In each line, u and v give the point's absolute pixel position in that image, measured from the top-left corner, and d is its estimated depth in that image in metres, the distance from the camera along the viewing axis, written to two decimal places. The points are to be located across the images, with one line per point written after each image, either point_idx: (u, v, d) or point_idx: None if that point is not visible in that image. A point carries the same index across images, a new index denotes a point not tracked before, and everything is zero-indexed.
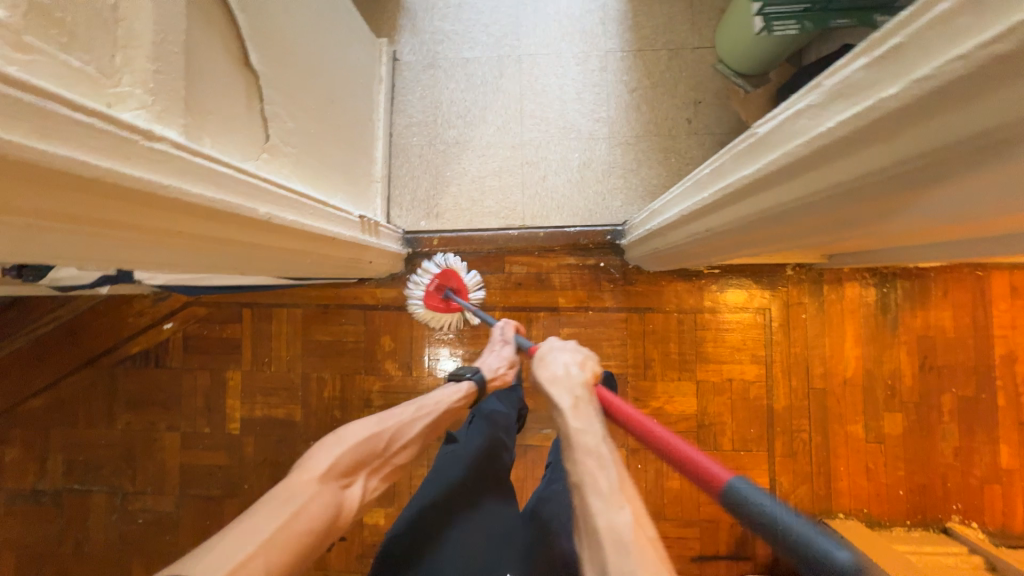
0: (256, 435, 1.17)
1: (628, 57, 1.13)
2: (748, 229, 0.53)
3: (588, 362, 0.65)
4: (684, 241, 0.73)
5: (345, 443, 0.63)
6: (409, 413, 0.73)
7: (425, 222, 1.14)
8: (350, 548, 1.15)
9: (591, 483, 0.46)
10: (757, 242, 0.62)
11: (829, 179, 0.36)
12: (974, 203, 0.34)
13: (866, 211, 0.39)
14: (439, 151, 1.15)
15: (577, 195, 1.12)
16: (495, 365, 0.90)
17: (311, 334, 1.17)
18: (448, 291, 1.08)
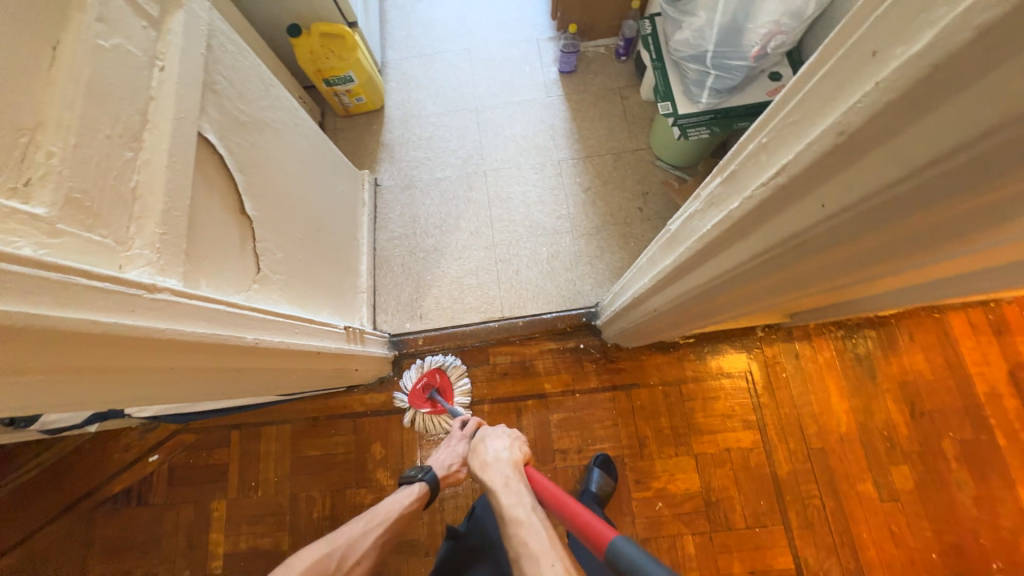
0: (239, 572, 1.08)
1: (579, 163, 1.30)
2: (687, 305, 0.60)
3: (516, 445, 0.80)
4: (644, 318, 0.79)
5: (297, 569, 0.70)
6: (359, 524, 0.79)
7: (409, 324, 1.21)
8: None
9: (529, 554, 0.59)
10: (704, 315, 0.68)
11: (724, 269, 0.43)
12: (845, 278, 0.42)
13: (774, 289, 0.46)
14: (419, 258, 1.25)
15: (550, 284, 1.21)
16: (446, 462, 0.94)
17: (301, 450, 1.15)
18: (432, 392, 1.11)
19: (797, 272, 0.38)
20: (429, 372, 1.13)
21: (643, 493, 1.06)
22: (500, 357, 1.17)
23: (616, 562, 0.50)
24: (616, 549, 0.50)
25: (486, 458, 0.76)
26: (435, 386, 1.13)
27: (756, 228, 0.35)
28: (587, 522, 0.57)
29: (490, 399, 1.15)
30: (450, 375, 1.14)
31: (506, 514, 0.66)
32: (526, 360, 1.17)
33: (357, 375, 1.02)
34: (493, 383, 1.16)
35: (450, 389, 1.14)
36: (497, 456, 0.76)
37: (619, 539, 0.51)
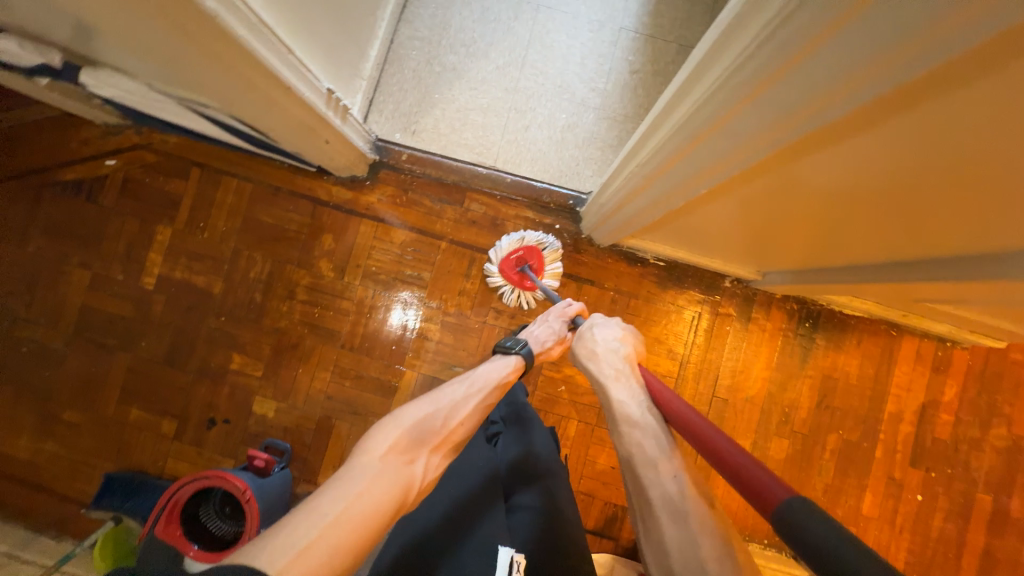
0: (168, 295, 1.13)
1: (640, 39, 1.15)
2: (671, 147, 0.64)
3: (627, 337, 0.80)
4: (623, 190, 0.87)
5: (404, 424, 0.65)
6: (460, 390, 0.75)
7: (399, 136, 1.14)
8: (231, 432, 1.11)
9: (642, 458, 0.62)
10: (674, 198, 0.71)
11: (700, 97, 0.55)
12: (747, 162, 0.52)
13: (711, 153, 0.56)
14: (434, 72, 1.14)
15: (553, 154, 1.14)
16: (542, 337, 0.90)
17: (255, 213, 1.14)
18: (526, 267, 1.09)
19: (729, 114, 0.50)
20: (534, 249, 1.09)
21: (552, 373, 1.12)
22: (475, 204, 1.14)
23: (789, 531, 0.40)
24: (791, 523, 0.40)
25: (593, 349, 0.78)
26: (531, 263, 1.10)
27: (736, 34, 0.47)
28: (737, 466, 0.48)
29: (450, 238, 1.14)
30: (543, 251, 1.10)
31: (618, 411, 0.68)
32: (499, 217, 1.14)
33: (328, 154, 0.97)
34: (459, 226, 1.14)
35: (542, 266, 1.10)
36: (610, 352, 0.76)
37: (794, 509, 0.40)
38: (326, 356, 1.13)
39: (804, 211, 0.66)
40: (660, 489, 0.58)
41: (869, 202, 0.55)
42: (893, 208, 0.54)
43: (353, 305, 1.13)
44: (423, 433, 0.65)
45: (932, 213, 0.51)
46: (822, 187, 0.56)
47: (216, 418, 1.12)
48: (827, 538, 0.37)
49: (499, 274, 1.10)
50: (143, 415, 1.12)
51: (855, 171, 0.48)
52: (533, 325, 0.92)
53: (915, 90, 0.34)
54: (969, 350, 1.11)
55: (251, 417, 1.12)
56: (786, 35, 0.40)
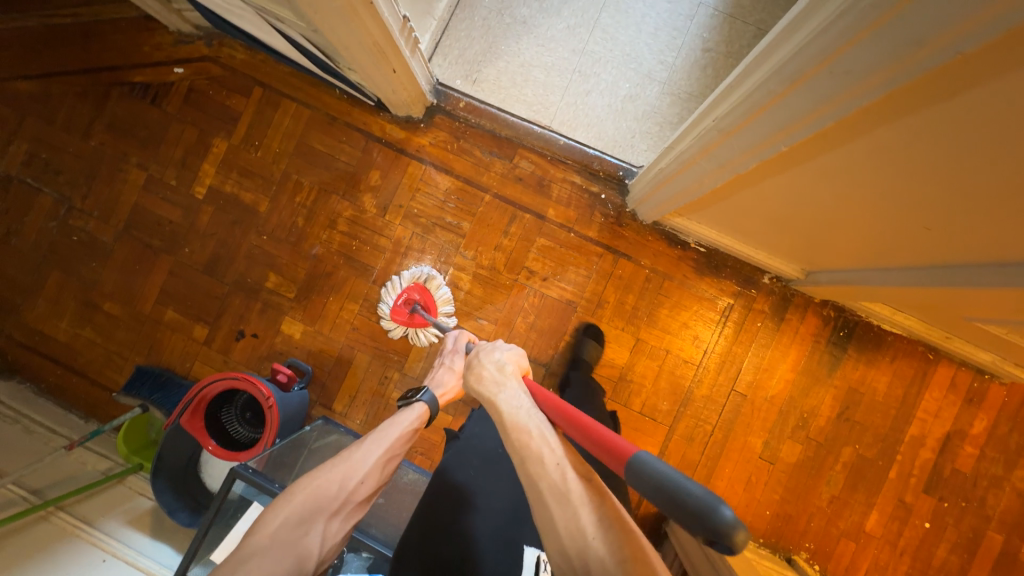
0: (216, 207, 1.17)
1: (718, 18, 1.12)
2: (769, 90, 0.60)
3: (516, 359, 0.73)
4: (666, 172, 0.92)
5: (293, 499, 0.66)
6: (365, 448, 0.73)
7: (460, 83, 1.13)
8: (257, 347, 1.15)
9: (535, 455, 0.57)
10: (756, 152, 0.67)
11: (762, 75, 0.61)
12: (798, 136, 0.59)
13: (763, 128, 0.63)
14: (504, 23, 1.13)
15: (610, 122, 1.12)
16: (443, 381, 0.85)
17: (308, 140, 1.16)
18: (414, 306, 1.10)
19: (787, 90, 0.57)
20: (414, 286, 1.11)
21: (574, 341, 1.12)
22: (523, 162, 1.14)
23: (642, 474, 0.46)
24: (643, 464, 0.47)
25: (483, 369, 0.67)
26: (417, 301, 1.11)
27: None
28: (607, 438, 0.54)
29: (494, 192, 1.14)
30: (433, 289, 1.11)
31: (506, 418, 0.61)
32: (546, 178, 1.13)
33: (392, 87, 0.97)
34: (505, 181, 1.14)
35: (431, 302, 1.11)
36: (500, 369, 0.67)
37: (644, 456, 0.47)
38: (357, 289, 1.15)
39: (839, 205, 0.71)
40: (544, 476, 0.55)
41: (907, 196, 0.60)
42: (928, 203, 0.59)
43: (389, 244, 1.15)
44: (314, 508, 0.66)
45: (964, 210, 0.56)
46: (865, 176, 0.61)
47: (245, 331, 1.15)
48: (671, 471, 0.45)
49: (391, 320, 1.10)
50: (177, 317, 1.17)
51: (898, 155, 0.54)
52: (431, 372, 0.88)
53: (954, 68, 0.41)
54: (1008, 386, 1.07)
55: (277, 335, 1.15)
56: (847, 15, 0.46)
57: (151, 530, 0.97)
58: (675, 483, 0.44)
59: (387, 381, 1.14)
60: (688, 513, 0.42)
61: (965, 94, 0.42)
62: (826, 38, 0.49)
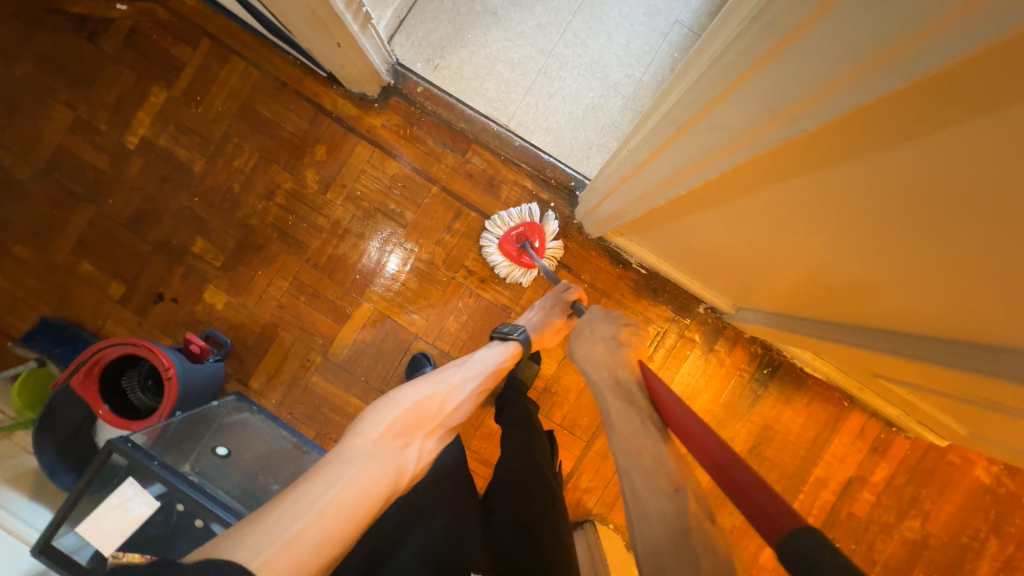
0: (147, 160, 1.10)
1: (691, 39, 1.10)
2: (674, 123, 0.59)
3: (629, 337, 0.73)
4: (605, 186, 0.91)
5: (401, 407, 0.68)
6: (456, 376, 0.77)
7: (420, 66, 1.09)
8: (175, 312, 1.10)
9: (638, 472, 0.54)
10: (670, 184, 0.67)
11: (686, 89, 0.57)
12: (726, 161, 0.53)
13: (693, 146, 0.57)
14: (474, 11, 1.08)
15: (569, 130, 1.10)
16: (537, 321, 0.92)
17: (254, 102, 1.10)
18: (528, 243, 1.06)
19: (712, 105, 0.51)
20: (535, 226, 1.06)
21: None
22: (476, 158, 1.11)
23: (797, 558, 0.37)
24: (801, 547, 0.37)
25: (592, 345, 0.72)
26: (532, 240, 1.07)
27: (735, 22, 0.46)
28: (749, 493, 0.44)
29: (442, 185, 1.11)
30: (546, 234, 1.07)
31: (614, 419, 0.62)
32: (497, 178, 1.11)
33: (338, 60, 0.93)
34: (454, 175, 1.10)
35: (544, 245, 1.07)
36: (608, 349, 0.71)
37: (801, 535, 0.38)
38: (289, 265, 1.11)
39: (770, 244, 0.69)
40: (642, 512, 0.51)
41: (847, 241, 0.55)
42: (867, 250, 0.54)
43: (328, 223, 1.11)
44: (414, 420, 0.68)
45: (884, 265, 0.54)
46: (805, 215, 0.56)
47: (164, 295, 1.10)
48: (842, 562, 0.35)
49: (499, 251, 1.07)
50: (93, 271, 1.10)
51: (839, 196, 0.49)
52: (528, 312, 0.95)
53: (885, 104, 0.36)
54: (912, 439, 1.11)
55: (198, 303, 1.11)
56: (760, 35, 0.42)
57: (29, 491, 0.92)
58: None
59: (309, 363, 1.11)
60: None
61: (899, 141, 0.38)
62: (740, 56, 0.45)
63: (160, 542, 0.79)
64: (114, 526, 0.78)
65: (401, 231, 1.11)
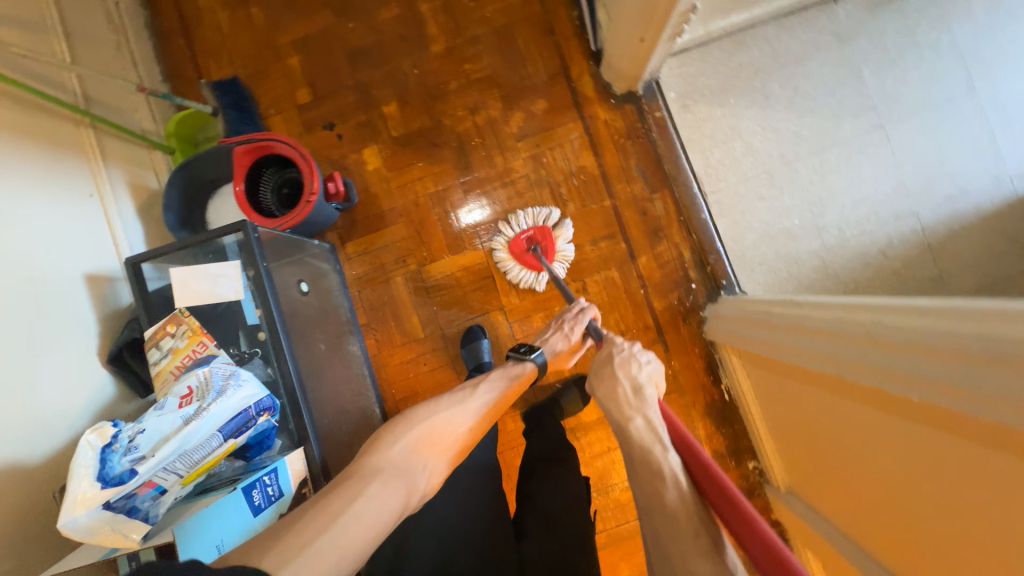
0: (401, 13, 1.14)
1: (919, 238, 1.05)
2: (885, 336, 0.60)
3: (655, 379, 0.73)
4: (757, 312, 0.92)
5: (412, 428, 0.69)
6: (451, 402, 0.75)
7: (672, 96, 1.09)
8: (333, 147, 1.14)
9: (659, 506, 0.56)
10: (843, 366, 0.67)
11: (914, 318, 0.58)
12: (862, 380, 0.63)
13: (852, 354, 0.65)
14: (751, 82, 1.07)
15: (754, 236, 1.07)
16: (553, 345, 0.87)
17: (518, 29, 1.12)
18: (537, 247, 1.07)
19: (888, 346, 0.59)
20: (544, 228, 1.07)
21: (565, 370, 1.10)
22: (659, 202, 1.10)
23: None
24: None
25: (628, 388, 0.70)
26: (542, 243, 1.07)
27: (995, 320, 0.46)
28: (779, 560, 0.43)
29: (614, 204, 1.10)
30: (558, 239, 1.07)
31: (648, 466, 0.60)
32: (663, 231, 1.10)
33: (622, 49, 0.94)
34: (630, 202, 1.10)
35: (553, 247, 1.07)
36: (637, 390, 0.70)
37: None
38: (445, 176, 1.13)
39: (879, 477, 0.65)
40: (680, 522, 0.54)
41: (910, 503, 0.60)
42: (940, 542, 0.55)
43: (501, 166, 1.12)
44: (431, 439, 0.69)
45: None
46: (887, 456, 0.63)
47: (335, 127, 1.14)
48: None
49: (509, 249, 1.08)
50: (297, 68, 1.16)
51: (930, 466, 0.55)
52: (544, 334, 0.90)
53: None
54: None
55: (355, 153, 1.14)
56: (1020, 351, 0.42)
57: (138, 205, 0.98)
58: None
59: (402, 263, 1.13)
60: None
61: None
62: (989, 347, 0.45)
63: (224, 326, 0.82)
64: (199, 289, 0.80)
65: (553, 215, 1.11)
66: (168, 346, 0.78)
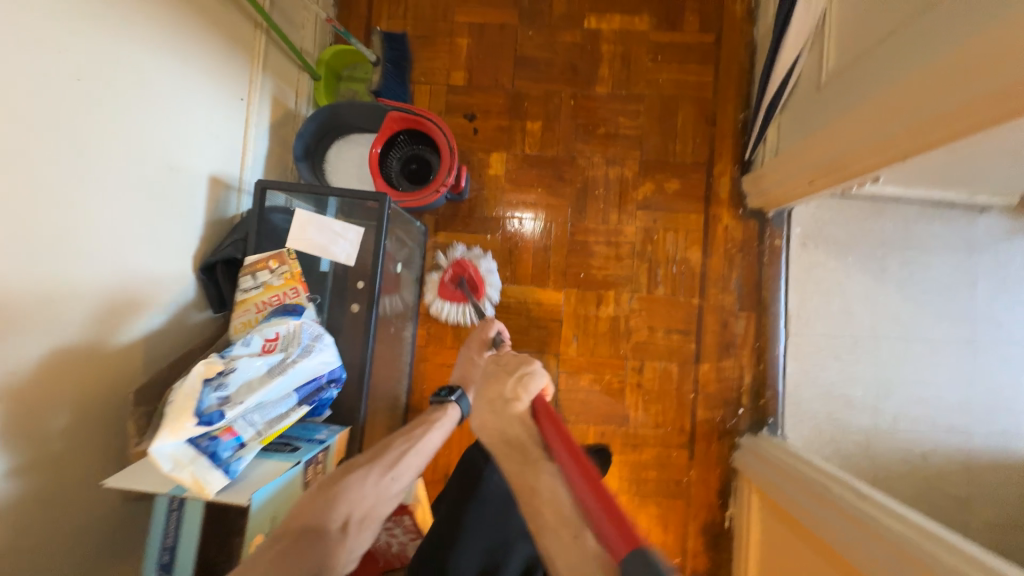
0: (581, 44, 1.15)
1: (983, 467, 1.00)
2: (899, 545, 0.66)
3: (533, 381, 0.65)
4: (775, 456, 0.98)
5: (397, 454, 0.69)
6: (386, 483, 0.66)
7: (796, 231, 1.10)
8: (466, 139, 1.14)
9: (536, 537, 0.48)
10: (847, 548, 0.73)
11: (932, 541, 0.63)
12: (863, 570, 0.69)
13: (862, 543, 0.71)
14: (875, 250, 1.09)
15: (816, 390, 1.08)
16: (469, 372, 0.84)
17: (682, 107, 1.14)
18: (461, 280, 1.08)
19: (902, 554, 0.65)
20: (461, 262, 1.08)
21: (589, 437, 1.11)
22: (741, 321, 1.12)
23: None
24: (637, 568, 0.37)
25: (498, 397, 0.64)
26: (466, 276, 1.08)
27: None
28: (605, 508, 0.43)
29: (700, 304, 1.12)
30: (477, 266, 1.08)
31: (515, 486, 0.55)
32: (734, 348, 1.12)
33: (782, 175, 0.95)
34: (716, 309, 1.12)
35: (477, 283, 1.08)
36: (494, 399, 0.64)
37: (635, 562, 0.37)
38: (558, 210, 1.13)
39: None
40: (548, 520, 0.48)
41: None
42: None
43: (613, 224, 1.13)
44: (394, 470, 0.67)
45: None
46: None
47: (475, 120, 1.15)
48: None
49: (435, 293, 1.09)
50: (463, 50, 1.16)
51: None
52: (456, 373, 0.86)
53: None
54: None
55: (484, 153, 1.14)
56: None
57: (274, 121, 0.98)
58: None
59: None
60: None
61: None
62: None
63: (324, 283, 0.83)
64: (315, 239, 0.82)
65: (641, 289, 1.12)
66: (263, 280, 0.76)
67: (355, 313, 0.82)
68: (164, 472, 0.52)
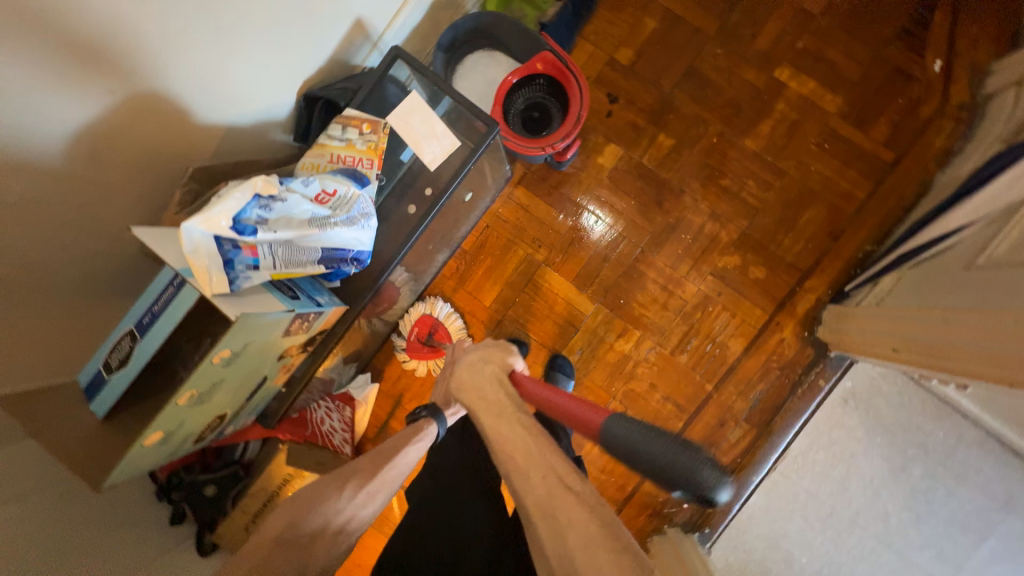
0: (758, 91, 1.06)
1: None
2: None
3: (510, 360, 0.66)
4: (687, 559, 0.96)
5: (368, 472, 0.63)
6: (363, 494, 0.61)
7: (845, 384, 1.02)
8: (595, 117, 1.09)
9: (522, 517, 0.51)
10: None
11: None
12: None
13: None
14: (905, 447, 0.99)
15: (765, 534, 1.03)
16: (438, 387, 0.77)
17: (815, 206, 1.05)
18: (428, 340, 1.08)
19: None
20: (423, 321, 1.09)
21: None
22: (738, 431, 1.07)
23: (613, 442, 0.50)
24: (610, 433, 0.50)
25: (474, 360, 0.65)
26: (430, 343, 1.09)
27: None
28: (585, 408, 0.56)
29: (710, 393, 1.07)
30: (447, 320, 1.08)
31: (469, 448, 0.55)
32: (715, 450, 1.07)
33: (869, 326, 0.88)
34: (721, 405, 1.07)
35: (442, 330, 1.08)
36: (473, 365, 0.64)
37: (611, 421, 0.51)
38: (637, 231, 1.08)
39: None
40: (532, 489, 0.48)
41: None
42: None
43: (678, 274, 1.07)
44: (365, 488, 0.62)
45: None
46: None
47: (615, 105, 1.09)
48: (632, 428, 0.50)
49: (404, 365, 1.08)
50: (645, 32, 1.09)
51: None
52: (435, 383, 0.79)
53: None
54: None
55: (603, 140, 1.09)
56: None
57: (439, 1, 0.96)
58: (633, 439, 0.48)
59: (535, 246, 1.11)
60: (661, 469, 0.46)
61: None
62: None
63: (399, 174, 0.83)
64: (413, 128, 0.81)
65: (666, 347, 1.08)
66: (348, 137, 0.76)
67: (408, 214, 0.82)
68: (184, 250, 0.56)
